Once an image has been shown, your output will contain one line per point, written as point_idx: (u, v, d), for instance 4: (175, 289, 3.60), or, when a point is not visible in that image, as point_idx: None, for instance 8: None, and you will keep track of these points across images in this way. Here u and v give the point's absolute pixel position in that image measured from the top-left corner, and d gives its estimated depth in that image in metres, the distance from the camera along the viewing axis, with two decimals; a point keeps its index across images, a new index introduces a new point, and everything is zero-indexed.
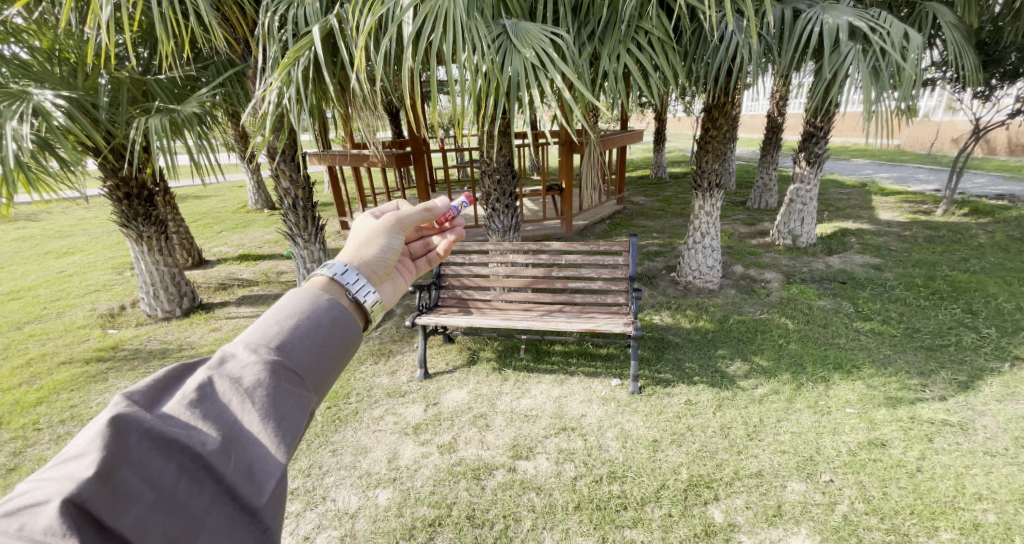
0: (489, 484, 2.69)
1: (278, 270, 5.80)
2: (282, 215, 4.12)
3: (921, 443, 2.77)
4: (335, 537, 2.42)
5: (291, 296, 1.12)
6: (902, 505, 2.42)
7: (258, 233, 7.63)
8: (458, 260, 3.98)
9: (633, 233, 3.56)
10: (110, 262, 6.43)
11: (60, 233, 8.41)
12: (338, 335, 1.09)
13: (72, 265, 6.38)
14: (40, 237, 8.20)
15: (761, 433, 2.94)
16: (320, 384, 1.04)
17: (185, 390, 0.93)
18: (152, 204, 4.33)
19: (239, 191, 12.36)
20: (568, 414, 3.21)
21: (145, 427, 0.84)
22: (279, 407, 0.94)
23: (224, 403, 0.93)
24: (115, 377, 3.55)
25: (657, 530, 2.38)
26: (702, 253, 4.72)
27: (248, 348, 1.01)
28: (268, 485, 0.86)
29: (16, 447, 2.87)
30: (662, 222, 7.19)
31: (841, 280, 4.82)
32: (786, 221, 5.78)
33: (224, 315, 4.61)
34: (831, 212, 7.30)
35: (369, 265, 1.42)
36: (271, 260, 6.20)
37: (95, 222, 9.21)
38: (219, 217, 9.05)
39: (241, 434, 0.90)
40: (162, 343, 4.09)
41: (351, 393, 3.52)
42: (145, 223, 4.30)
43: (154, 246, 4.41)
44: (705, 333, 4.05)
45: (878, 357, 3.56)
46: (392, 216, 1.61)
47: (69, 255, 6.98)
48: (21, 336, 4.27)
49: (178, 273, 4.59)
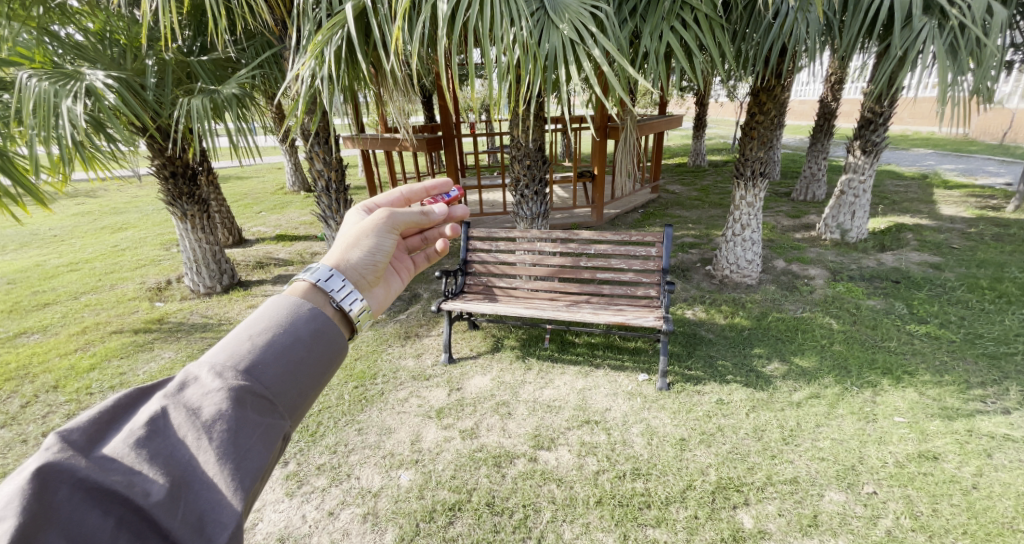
0: (510, 472, 2.67)
1: (313, 251, 5.98)
2: (316, 197, 4.23)
3: (979, 458, 2.54)
4: (358, 514, 2.46)
5: (268, 307, 1.05)
6: (953, 524, 2.23)
7: (295, 214, 7.90)
8: (484, 247, 3.95)
9: (667, 225, 3.43)
10: (160, 238, 6.80)
11: (117, 210, 8.97)
12: (318, 352, 1.03)
13: (126, 240, 6.79)
14: (98, 212, 8.80)
15: (798, 438, 2.78)
16: (293, 408, 0.98)
17: (135, 424, 0.86)
18: (195, 184, 4.56)
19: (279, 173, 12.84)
20: (592, 407, 3.15)
21: (79, 477, 0.77)
22: (240, 443, 0.86)
23: (178, 440, 0.86)
24: (160, 348, 3.75)
25: (681, 530, 2.30)
26: (741, 246, 4.52)
27: (213, 371, 0.93)
28: (218, 538, 0.79)
29: (70, 409, 3.08)
30: (700, 213, 6.93)
31: (895, 279, 4.50)
32: (835, 215, 5.45)
33: (261, 294, 4.81)
34: (886, 205, 6.83)
35: (359, 270, 1.40)
36: (307, 242, 6.39)
37: (148, 199, 9.76)
38: (259, 198, 9.42)
39: (193, 477, 0.83)
40: (204, 318, 4.29)
41: (377, 374, 3.58)
42: (189, 202, 4.53)
43: (197, 225, 4.64)
44: (741, 330, 3.88)
45: (934, 363, 3.30)
46: (383, 213, 1.53)
47: (123, 231, 7.43)
48: (79, 306, 4.58)
49: (219, 251, 4.80)
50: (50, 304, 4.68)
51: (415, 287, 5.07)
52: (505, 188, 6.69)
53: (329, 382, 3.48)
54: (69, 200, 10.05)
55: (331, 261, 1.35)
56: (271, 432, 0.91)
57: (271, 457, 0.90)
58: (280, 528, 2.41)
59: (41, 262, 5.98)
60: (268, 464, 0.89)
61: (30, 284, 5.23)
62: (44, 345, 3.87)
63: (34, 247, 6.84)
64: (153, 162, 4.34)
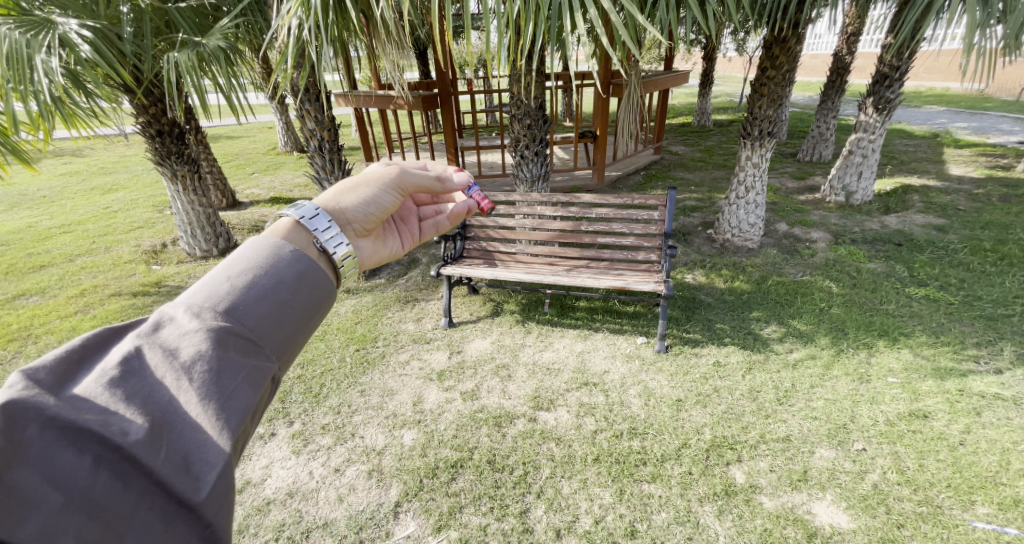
0: (510, 432, 2.74)
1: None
2: (308, 156, 4.13)
3: (968, 416, 2.60)
4: (364, 470, 2.54)
5: (247, 249, 1.00)
6: (938, 478, 2.30)
7: (290, 176, 7.82)
8: (484, 210, 3.90)
9: (671, 187, 3.36)
10: (151, 200, 6.78)
11: (104, 169, 8.92)
12: (297, 299, 0.98)
13: (117, 202, 6.77)
14: (86, 172, 8.79)
15: (792, 398, 2.84)
16: (280, 352, 0.93)
17: (104, 365, 0.77)
18: (183, 142, 4.49)
19: (270, 132, 12.69)
20: (590, 370, 3.20)
21: (48, 414, 0.67)
22: (225, 380, 0.80)
23: (157, 379, 0.78)
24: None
25: (675, 485, 2.37)
26: (744, 209, 4.47)
27: (191, 311, 0.87)
28: (209, 476, 0.72)
29: None
30: (702, 175, 6.85)
31: (897, 242, 4.47)
32: (842, 176, 5.35)
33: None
34: (893, 166, 6.71)
35: (350, 212, 1.38)
36: None
37: (136, 160, 9.66)
38: (251, 158, 9.32)
39: (176, 417, 0.75)
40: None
41: (379, 338, 3.63)
42: (178, 161, 4.46)
43: (188, 186, 4.60)
44: (740, 294, 3.89)
45: (930, 325, 3.32)
46: (392, 169, 1.54)
47: (112, 192, 7.40)
48: (74, 268, 4.61)
49: (213, 214, 4.80)
50: (45, 266, 4.71)
51: (414, 252, 5.06)
52: (504, 149, 6.58)
53: (330, 346, 3.52)
54: (54, 159, 9.96)
55: (325, 199, 1.34)
56: (258, 373, 0.85)
57: (259, 399, 0.84)
58: (288, 483, 2.49)
59: (33, 223, 5.98)
60: (256, 405, 0.83)
61: (24, 245, 5.24)
62: (43, 306, 3.91)
63: (25, 207, 6.83)
64: (137, 120, 4.25)
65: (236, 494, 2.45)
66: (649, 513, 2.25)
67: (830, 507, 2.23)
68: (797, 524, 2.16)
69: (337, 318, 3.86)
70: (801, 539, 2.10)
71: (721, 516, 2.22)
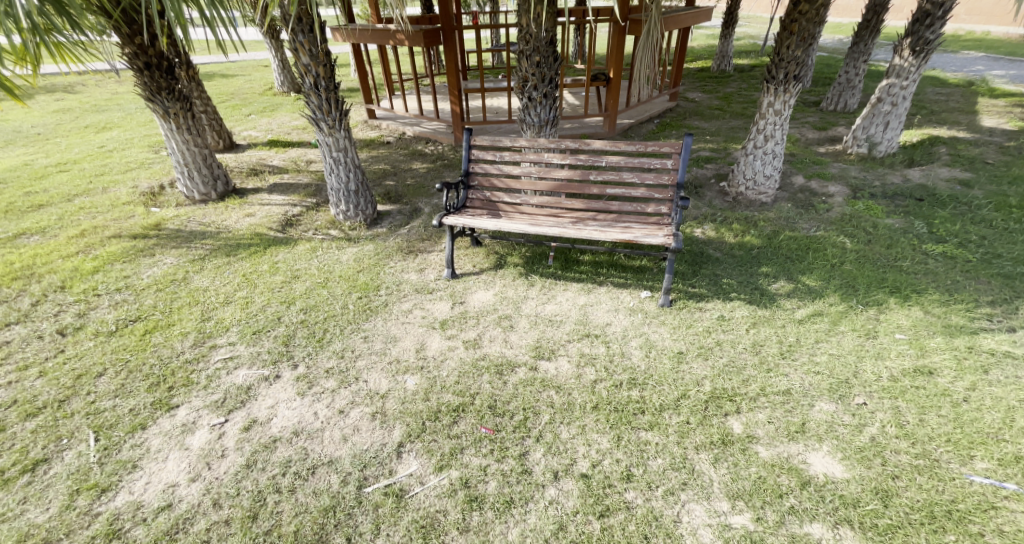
0: (511, 379, 2.77)
1: (307, 159, 5.92)
2: (304, 95, 3.94)
3: (974, 374, 2.57)
4: (368, 412, 2.59)
5: None
6: (938, 432, 2.30)
7: (288, 119, 7.61)
8: (488, 157, 3.76)
9: (688, 134, 3.20)
10: (146, 140, 6.70)
11: (98, 107, 8.78)
12: None
13: (112, 141, 6.71)
14: (80, 110, 8.61)
15: (796, 352, 2.82)
16: None
17: None
18: (173, 78, 4.33)
19: (267, 71, 12.27)
20: (593, 322, 3.19)
21: None
22: None
23: None
24: (161, 253, 3.90)
25: (673, 434, 2.40)
26: (761, 160, 4.30)
27: None
28: None
29: (81, 310, 3.27)
30: (719, 124, 6.58)
31: (918, 197, 4.30)
32: (866, 125, 5.08)
33: (257, 203, 4.81)
34: (922, 116, 6.38)
35: None
36: (300, 148, 6.29)
37: (128, 98, 9.46)
38: (246, 98, 9.10)
39: None
40: (201, 226, 4.34)
41: (381, 286, 3.62)
42: (169, 98, 4.33)
43: (181, 124, 4.49)
44: (750, 249, 3.80)
45: (945, 283, 3.23)
46: None
47: (106, 130, 7.31)
48: (72, 208, 4.62)
49: (209, 154, 4.74)
50: (44, 206, 4.70)
51: (416, 200, 4.97)
52: (511, 92, 6.33)
53: (333, 293, 3.52)
54: (47, 96, 9.75)
55: None
56: None
57: None
58: (293, 423, 2.53)
59: (28, 161, 5.94)
60: None
61: (20, 183, 5.24)
62: (44, 246, 3.93)
63: (19, 145, 6.74)
64: (123, 52, 4.09)
65: (244, 431, 2.48)
66: (645, 458, 2.29)
67: (825, 458, 2.25)
68: (792, 473, 2.18)
69: (338, 265, 3.85)
70: (794, 487, 2.13)
71: (716, 463, 2.25)
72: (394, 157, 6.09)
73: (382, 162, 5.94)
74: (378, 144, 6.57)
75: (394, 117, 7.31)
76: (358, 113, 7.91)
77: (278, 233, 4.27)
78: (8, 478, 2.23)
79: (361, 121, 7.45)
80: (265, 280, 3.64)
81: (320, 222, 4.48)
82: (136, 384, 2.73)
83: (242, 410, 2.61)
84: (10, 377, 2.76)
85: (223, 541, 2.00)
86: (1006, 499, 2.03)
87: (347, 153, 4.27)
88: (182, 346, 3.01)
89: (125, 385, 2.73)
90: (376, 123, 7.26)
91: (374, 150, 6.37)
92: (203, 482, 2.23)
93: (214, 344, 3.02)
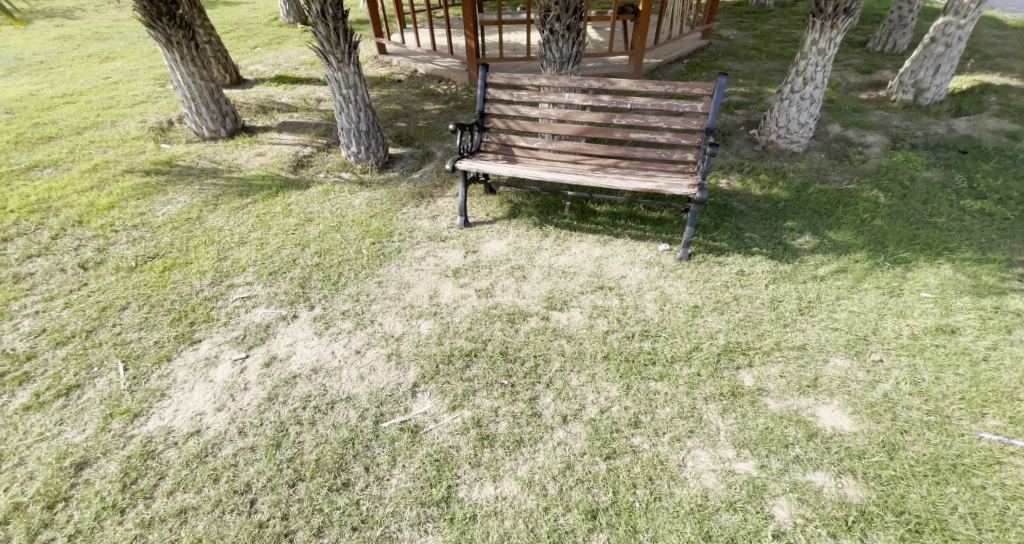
0: (523, 328, 2.78)
1: (316, 97, 5.80)
2: (311, 25, 3.78)
3: (998, 333, 2.49)
4: (384, 354, 2.64)
5: None
6: (953, 390, 2.26)
7: (295, 54, 7.38)
8: (505, 97, 3.60)
9: (721, 73, 2.98)
10: (152, 73, 6.59)
11: (100, 36, 8.60)
12: None
13: (116, 72, 6.63)
14: (80, 38, 8.44)
15: (814, 309, 2.75)
16: None
17: None
18: (173, 3, 4.24)
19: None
20: (607, 274, 3.14)
21: None
22: None
23: None
24: (174, 192, 3.93)
25: (682, 385, 2.40)
26: (797, 106, 4.05)
27: None
28: None
29: (100, 245, 3.36)
30: (753, 66, 6.17)
31: (962, 149, 4.04)
32: (915, 69, 4.71)
33: (267, 142, 4.76)
34: (978, 59, 5.88)
35: None
36: (309, 86, 6.14)
37: (131, 27, 9.23)
38: (253, 30, 8.80)
39: None
40: (212, 164, 4.35)
41: (394, 232, 3.60)
42: (170, 25, 4.24)
43: (186, 55, 4.39)
44: (776, 202, 3.65)
45: (981, 241, 3.08)
46: None
47: (111, 61, 7.21)
48: (84, 142, 4.64)
49: (216, 89, 4.65)
50: (55, 138, 4.73)
51: (429, 144, 4.85)
52: (532, 27, 5.99)
53: (346, 238, 3.51)
54: (47, 22, 9.52)
55: None
56: None
57: None
58: (312, 360, 2.60)
59: (35, 92, 5.92)
60: None
61: (29, 115, 5.25)
62: (59, 180, 4.00)
63: (23, 74, 6.68)
64: None
65: (264, 367, 2.57)
66: (653, 407, 2.31)
67: (834, 412, 2.24)
68: (799, 425, 2.19)
69: (351, 209, 3.83)
70: (801, 439, 2.14)
71: (724, 414, 2.26)
72: (406, 98, 5.90)
73: (393, 102, 5.78)
74: (389, 83, 6.35)
75: (404, 53, 7.05)
76: (369, 49, 7.61)
77: (290, 175, 4.24)
78: (43, 401, 2.36)
79: (372, 57, 7.21)
80: (279, 221, 3.65)
81: (332, 165, 4.43)
82: (159, 318, 2.83)
83: (262, 346, 2.69)
84: (37, 307, 2.87)
85: (250, 465, 2.10)
86: (1012, 455, 2.02)
87: (357, 91, 4.13)
88: (201, 284, 3.08)
89: (148, 318, 2.83)
90: (386, 60, 7.02)
91: (385, 89, 6.17)
92: (228, 412, 2.33)
93: (232, 284, 3.08)
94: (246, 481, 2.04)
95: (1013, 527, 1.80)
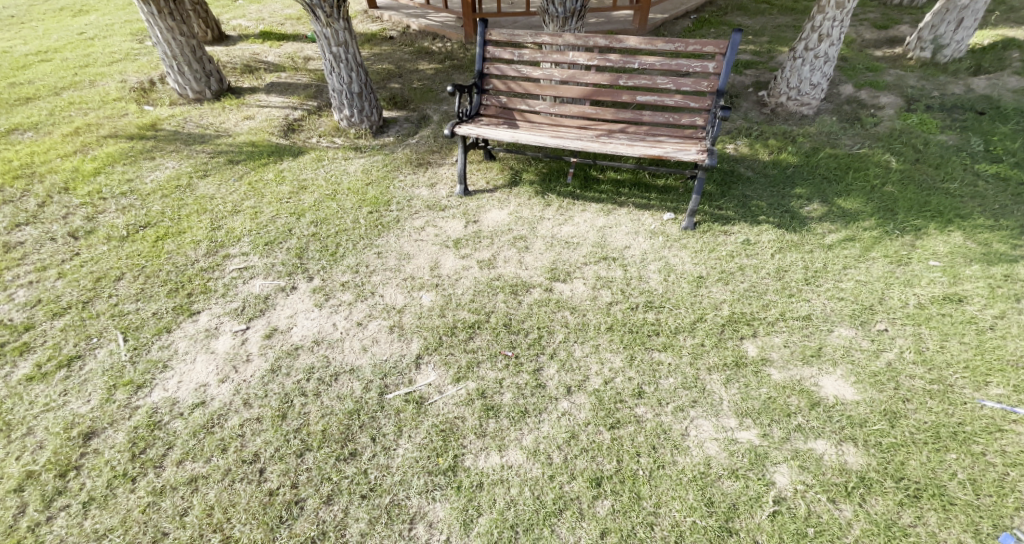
0: (525, 299, 2.74)
1: (305, 55, 5.58)
2: None
3: (1007, 301, 2.46)
4: (386, 325, 2.61)
5: None
6: (957, 359, 2.25)
7: (279, 8, 7.07)
8: (506, 56, 3.44)
9: (734, 29, 2.83)
10: (128, 29, 6.31)
11: None
12: None
13: (91, 27, 6.34)
14: None
15: (821, 278, 2.71)
16: None
17: None
18: None
19: None
20: (611, 245, 3.09)
21: None
22: None
23: None
24: (161, 157, 3.82)
25: (686, 355, 2.38)
26: (810, 65, 3.89)
27: None
28: None
29: (88, 213, 3.27)
30: (764, 22, 5.91)
31: (979, 110, 3.93)
32: (935, 23, 4.51)
33: (256, 105, 4.60)
34: (1001, 13, 5.63)
35: None
36: (296, 43, 5.89)
37: None
38: None
39: None
40: (200, 128, 4.21)
41: (391, 201, 3.51)
42: None
43: (164, 9, 4.18)
44: (785, 168, 3.56)
45: (993, 207, 3.02)
46: None
47: (84, 15, 6.89)
48: (63, 103, 4.49)
49: (198, 47, 4.46)
50: (33, 99, 4.56)
51: (424, 107, 4.69)
52: None
53: (343, 207, 3.43)
54: None
55: None
56: None
57: None
58: (313, 332, 2.57)
59: (7, 49, 5.68)
60: None
61: (3, 74, 5.05)
62: (40, 144, 3.88)
63: None
64: None
65: (266, 338, 2.54)
66: (657, 377, 2.29)
67: (838, 381, 2.23)
68: (802, 394, 2.18)
69: (346, 177, 3.73)
70: (803, 408, 2.13)
71: (727, 384, 2.25)
72: (400, 57, 5.67)
73: (386, 61, 5.56)
74: (381, 41, 6.10)
75: (395, 7, 6.73)
76: (360, 4, 7.27)
77: (281, 140, 4.12)
78: (45, 372, 2.33)
79: (362, 12, 6.89)
80: (272, 190, 3.56)
81: (324, 129, 4.29)
82: (156, 289, 2.78)
83: (263, 318, 2.65)
84: (30, 278, 2.82)
85: (256, 436, 2.10)
86: (1013, 423, 2.02)
87: (348, 49, 3.97)
88: (196, 254, 3.01)
89: (144, 290, 2.77)
90: (377, 15, 6.72)
91: (377, 48, 5.93)
92: (232, 383, 2.31)
93: (228, 254, 3.02)
94: (254, 451, 2.04)
95: (1011, 492, 1.81)
